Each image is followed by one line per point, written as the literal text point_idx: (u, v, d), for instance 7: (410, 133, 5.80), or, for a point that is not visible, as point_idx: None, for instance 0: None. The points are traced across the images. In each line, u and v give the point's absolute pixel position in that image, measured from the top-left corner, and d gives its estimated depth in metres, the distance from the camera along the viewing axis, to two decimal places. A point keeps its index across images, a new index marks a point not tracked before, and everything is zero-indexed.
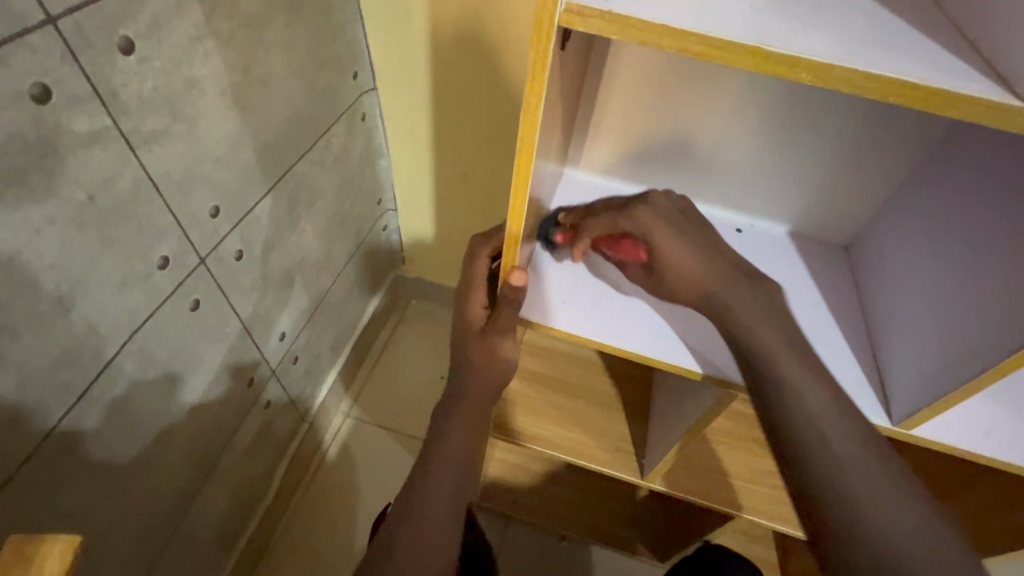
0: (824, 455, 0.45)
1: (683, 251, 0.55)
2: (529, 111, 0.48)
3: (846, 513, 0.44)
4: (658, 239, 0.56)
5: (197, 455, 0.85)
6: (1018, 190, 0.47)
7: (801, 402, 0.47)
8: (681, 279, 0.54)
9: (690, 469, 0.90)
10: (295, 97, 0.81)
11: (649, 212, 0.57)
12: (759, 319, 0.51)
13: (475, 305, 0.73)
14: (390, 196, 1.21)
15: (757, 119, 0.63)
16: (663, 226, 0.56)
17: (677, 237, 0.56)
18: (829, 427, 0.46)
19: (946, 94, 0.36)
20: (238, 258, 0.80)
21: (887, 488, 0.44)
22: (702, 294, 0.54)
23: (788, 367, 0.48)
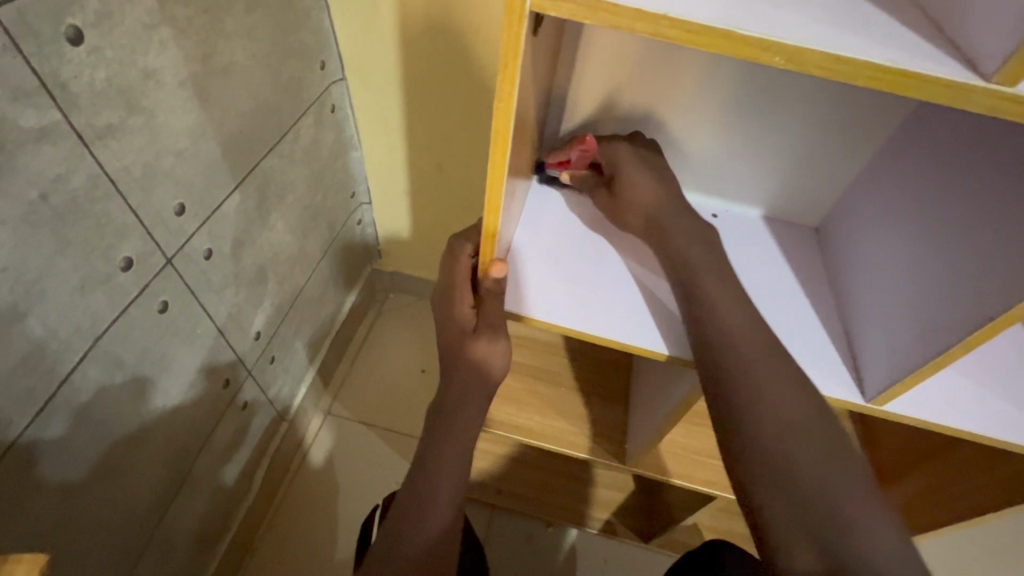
0: (756, 408, 0.49)
1: (653, 187, 0.63)
2: (502, 101, 0.39)
3: (774, 473, 0.46)
4: (624, 168, 0.64)
5: (173, 458, 0.83)
6: (980, 168, 0.49)
7: (741, 371, 0.50)
8: (634, 201, 0.63)
9: (672, 454, 0.85)
10: (259, 89, 0.81)
11: (620, 146, 0.65)
12: (701, 267, 0.57)
13: (465, 308, 0.64)
14: (362, 190, 1.24)
15: (731, 101, 0.64)
16: (634, 159, 0.65)
17: (644, 172, 0.63)
18: (767, 391, 0.49)
19: (918, 75, 0.31)
20: (207, 256, 0.78)
21: (815, 449, 0.47)
22: (657, 208, 0.62)
23: (722, 306, 0.54)
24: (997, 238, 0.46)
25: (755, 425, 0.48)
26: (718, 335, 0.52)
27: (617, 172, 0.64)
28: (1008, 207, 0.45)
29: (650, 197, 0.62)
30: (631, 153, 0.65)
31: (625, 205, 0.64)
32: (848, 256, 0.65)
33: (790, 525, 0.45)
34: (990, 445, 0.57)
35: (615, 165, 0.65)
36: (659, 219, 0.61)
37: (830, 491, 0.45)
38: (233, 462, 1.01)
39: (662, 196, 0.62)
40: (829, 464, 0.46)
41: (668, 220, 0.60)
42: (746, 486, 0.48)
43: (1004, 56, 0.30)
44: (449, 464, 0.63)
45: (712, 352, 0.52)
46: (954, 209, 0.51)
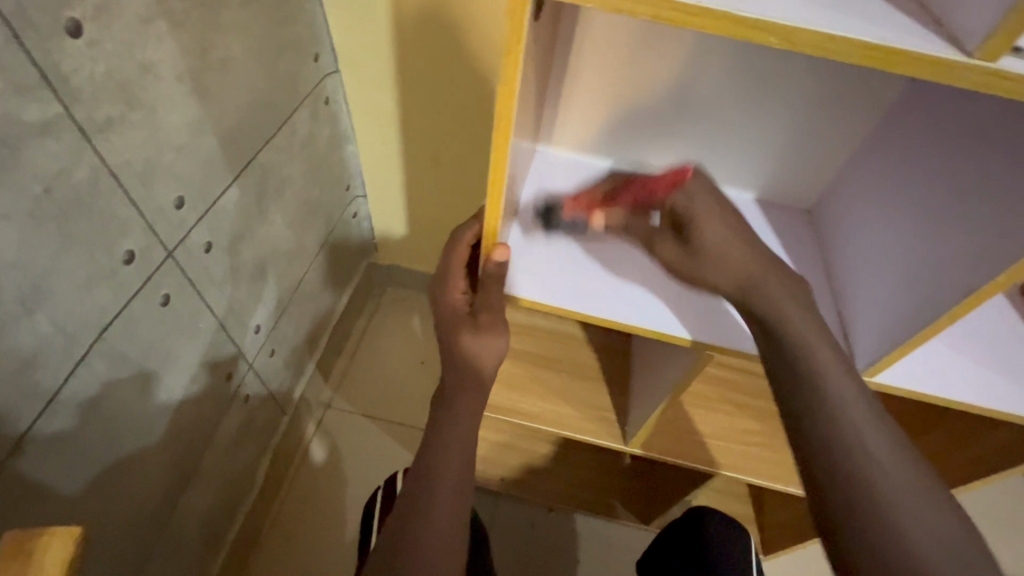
0: (846, 442, 0.49)
1: (727, 236, 0.55)
2: (506, 84, 0.40)
3: (869, 506, 0.48)
4: (699, 219, 0.55)
5: (178, 452, 0.84)
6: (964, 145, 0.51)
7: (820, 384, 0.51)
8: (724, 261, 0.55)
9: (671, 434, 0.87)
10: (256, 82, 0.81)
11: (697, 189, 0.57)
12: (784, 293, 0.54)
13: (456, 293, 0.67)
14: (357, 183, 1.24)
15: (725, 84, 0.65)
16: (711, 207, 0.56)
17: (720, 223, 0.56)
18: (843, 406, 0.50)
19: (907, 53, 0.33)
20: (207, 249, 0.78)
21: (903, 483, 0.48)
22: (752, 279, 0.54)
23: (801, 333, 0.52)
24: (987, 209, 0.47)
25: (836, 439, 0.50)
26: (792, 347, 0.52)
27: (691, 223, 0.55)
28: (998, 179, 0.47)
29: (738, 257, 0.55)
30: (709, 203, 0.56)
31: (709, 261, 0.55)
32: (840, 233, 0.67)
33: (870, 537, 0.47)
34: (977, 413, 0.60)
35: (692, 213, 0.56)
36: (754, 280, 0.54)
37: (903, 502, 0.48)
38: (236, 456, 1.02)
39: (747, 256, 0.55)
40: (901, 474, 0.49)
41: (760, 272, 0.54)
42: (834, 517, 0.49)
43: (987, 33, 0.31)
44: (454, 464, 0.64)
45: (784, 361, 0.53)
46: (944, 183, 0.53)
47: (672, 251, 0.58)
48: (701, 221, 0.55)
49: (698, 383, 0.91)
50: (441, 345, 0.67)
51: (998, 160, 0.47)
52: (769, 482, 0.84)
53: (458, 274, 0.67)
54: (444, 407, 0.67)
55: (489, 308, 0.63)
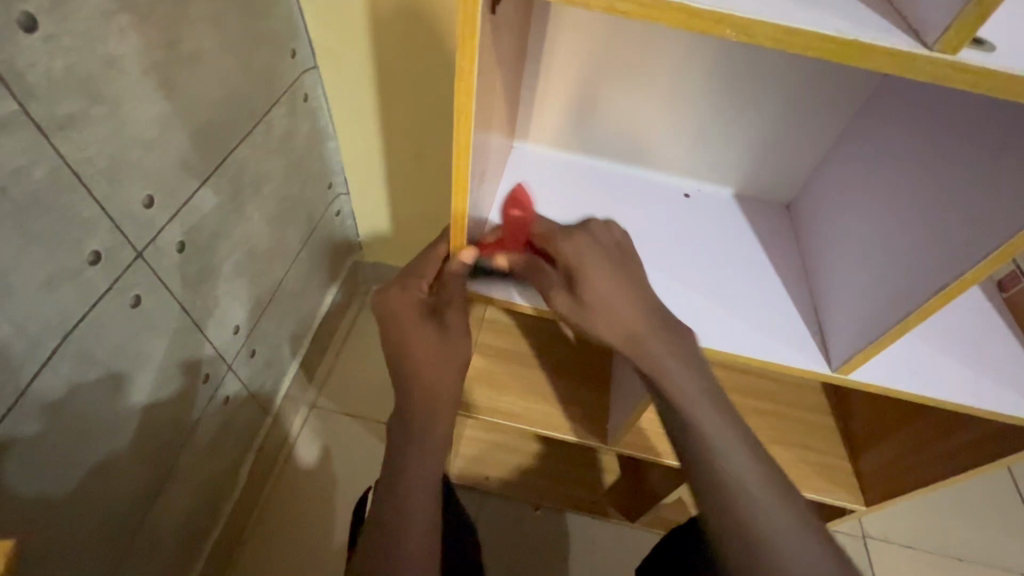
0: (708, 466, 0.50)
1: (616, 292, 0.57)
2: (463, 78, 0.39)
3: (732, 526, 0.47)
4: (587, 268, 0.57)
5: (154, 454, 0.83)
6: (936, 143, 0.51)
7: (683, 419, 0.53)
8: (612, 310, 0.56)
9: (651, 431, 0.87)
10: (229, 77, 0.79)
11: (580, 241, 0.59)
12: (609, 283, 0.57)
13: (417, 290, 0.65)
14: (340, 180, 1.22)
15: (698, 80, 0.65)
16: (598, 259, 0.58)
17: (609, 278, 0.57)
18: (719, 448, 0.51)
19: (861, 45, 0.32)
20: (179, 250, 0.77)
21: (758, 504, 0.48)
22: (631, 330, 0.56)
23: (657, 347, 0.56)
24: (962, 200, 0.47)
25: (708, 487, 0.49)
26: (666, 385, 0.55)
27: (580, 273, 0.57)
28: (970, 179, 0.47)
29: (579, 242, 0.59)
30: (596, 251, 0.59)
31: (600, 311, 0.57)
32: (818, 228, 0.67)
33: (737, 532, 0.47)
34: (949, 408, 0.60)
35: (580, 266, 0.57)
36: (581, 261, 0.57)
37: (775, 525, 0.47)
38: (216, 458, 1.01)
39: (629, 309, 0.56)
40: (803, 543, 0.46)
41: (590, 257, 0.58)
42: (715, 544, 0.48)
43: (945, 25, 0.31)
44: (419, 502, 0.62)
45: (668, 417, 0.55)
46: (918, 174, 0.52)
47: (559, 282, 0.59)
48: (586, 270, 0.57)
49: None
50: (394, 346, 0.65)
51: (972, 159, 0.47)
52: None
53: (426, 272, 0.66)
54: (401, 447, 0.64)
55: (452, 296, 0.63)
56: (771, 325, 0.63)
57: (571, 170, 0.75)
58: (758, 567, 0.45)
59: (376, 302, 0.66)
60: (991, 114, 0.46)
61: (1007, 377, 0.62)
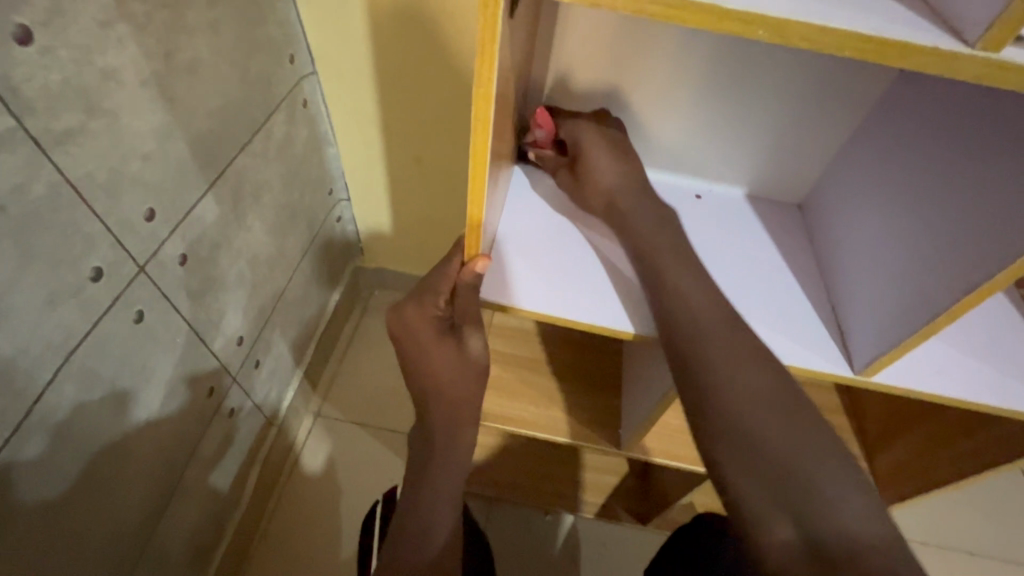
0: (726, 397, 0.53)
1: (615, 180, 0.65)
2: (481, 85, 0.38)
3: (768, 460, 0.50)
4: (587, 148, 0.65)
5: (160, 470, 0.82)
6: (957, 142, 0.50)
7: (692, 339, 0.55)
8: (594, 184, 0.65)
9: (663, 434, 0.86)
10: (228, 85, 0.78)
11: (587, 130, 0.67)
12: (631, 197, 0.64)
13: (434, 308, 0.61)
14: (340, 186, 1.21)
15: (709, 81, 0.64)
16: (602, 147, 0.66)
17: (607, 157, 0.65)
18: (723, 360, 0.54)
19: (899, 44, 0.31)
20: (182, 262, 0.76)
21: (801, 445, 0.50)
22: (650, 257, 0.60)
23: (671, 270, 0.58)
24: (982, 207, 0.46)
25: (725, 418, 0.52)
26: (680, 309, 0.57)
27: (580, 154, 0.66)
28: (992, 179, 0.46)
29: (605, 157, 0.65)
30: (602, 143, 0.66)
31: (588, 185, 0.66)
32: (833, 228, 0.66)
33: (734, 450, 0.51)
34: (970, 409, 0.59)
35: (579, 148, 0.66)
36: (583, 143, 0.65)
37: (784, 447, 0.50)
38: (222, 472, 0.99)
39: (621, 178, 0.65)
40: (817, 461, 0.49)
41: (592, 142, 0.66)
42: (719, 469, 0.51)
43: (988, 23, 0.30)
44: (442, 516, 0.63)
45: (678, 357, 0.56)
46: (940, 174, 0.51)
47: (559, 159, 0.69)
48: (585, 146, 0.66)
49: None
50: (409, 364, 0.64)
51: (996, 159, 0.45)
52: None
53: (442, 286, 0.61)
54: (423, 464, 0.64)
55: (469, 313, 0.61)
56: (789, 327, 0.62)
57: None
58: (764, 493, 0.49)
59: (390, 316, 0.64)
60: (1010, 115, 0.45)
61: None
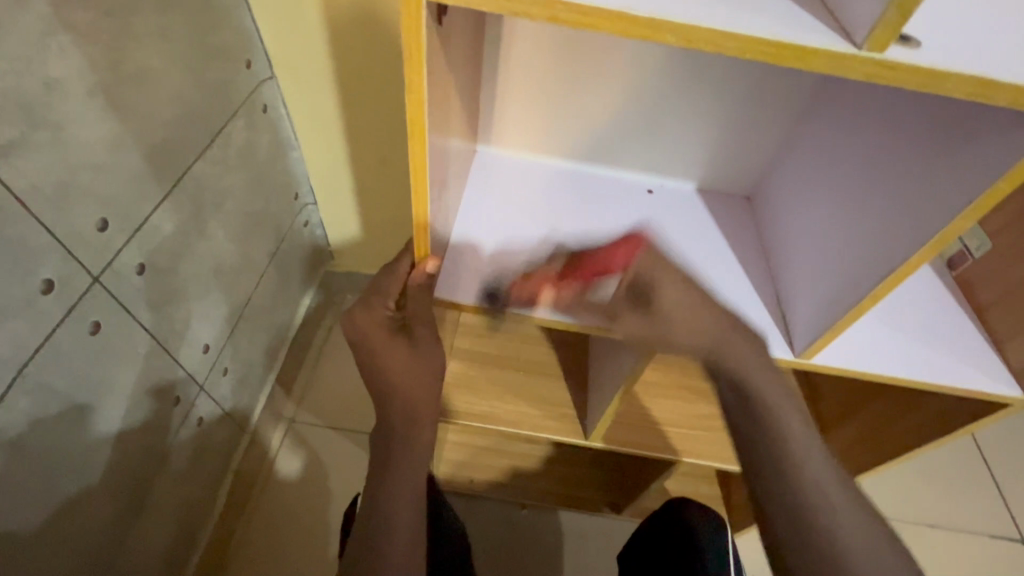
0: (792, 479, 0.58)
1: (690, 303, 0.59)
2: (412, 92, 0.40)
3: (826, 536, 0.56)
4: (664, 288, 0.59)
5: (127, 482, 0.81)
6: (886, 137, 0.53)
7: (763, 420, 0.59)
8: (675, 313, 0.59)
9: (629, 424, 0.88)
10: (183, 93, 0.77)
11: (654, 257, 0.61)
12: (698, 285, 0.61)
13: (382, 309, 0.64)
14: (306, 190, 1.20)
15: (653, 81, 0.67)
16: (670, 275, 0.60)
17: (675, 287, 0.60)
18: (790, 439, 0.59)
19: (797, 46, 0.35)
20: (140, 272, 0.75)
21: (856, 521, 0.57)
22: (706, 338, 0.59)
23: (740, 346, 0.60)
24: (915, 190, 0.49)
25: (778, 480, 0.58)
26: (755, 393, 0.59)
27: (651, 286, 0.60)
28: (918, 169, 0.49)
29: (678, 283, 0.60)
30: (658, 266, 0.61)
31: (665, 320, 0.59)
32: (777, 221, 0.69)
33: (796, 527, 0.57)
34: (902, 385, 0.62)
35: (652, 286, 0.60)
36: (657, 283, 0.60)
37: (843, 525, 0.56)
38: (193, 482, 0.99)
39: (707, 320, 0.59)
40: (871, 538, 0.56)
41: (665, 278, 0.60)
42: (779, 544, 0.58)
43: (872, 26, 0.33)
44: (403, 515, 0.62)
45: (741, 427, 0.61)
46: (872, 166, 0.54)
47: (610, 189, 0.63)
48: (660, 285, 0.59)
49: (654, 372, 0.92)
50: (364, 366, 0.65)
51: (923, 150, 0.49)
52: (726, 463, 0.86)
53: (391, 289, 0.65)
54: (382, 467, 0.63)
55: (420, 315, 0.63)
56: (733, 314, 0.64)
57: (534, 172, 0.77)
58: (825, 570, 0.55)
59: (343, 325, 0.65)
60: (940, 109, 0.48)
61: (956, 353, 0.65)
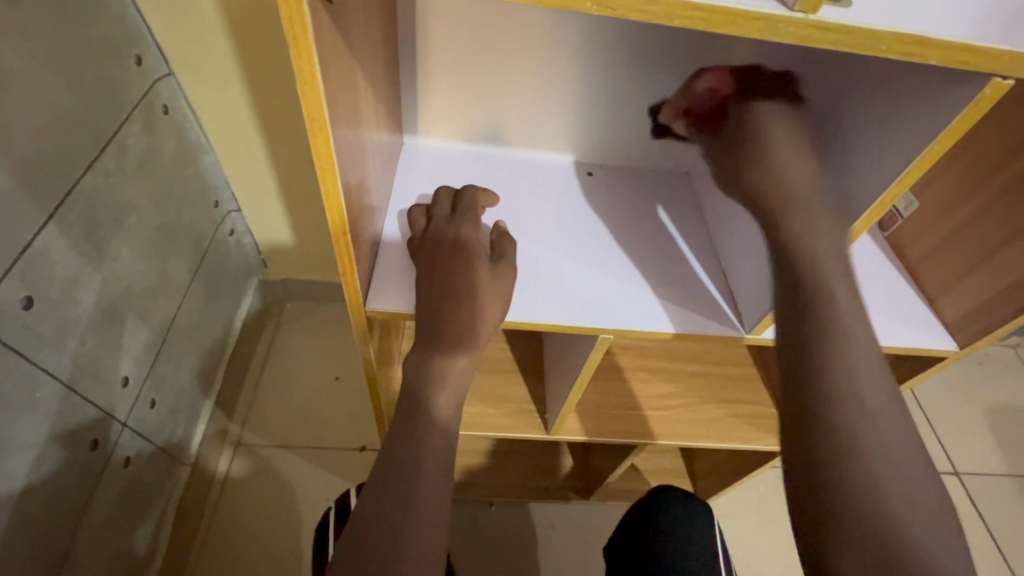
0: (841, 395, 0.46)
1: (814, 219, 0.51)
2: (305, 82, 0.37)
3: (868, 483, 0.44)
4: (792, 201, 0.52)
5: (42, 539, 0.73)
6: (823, 106, 0.57)
7: (828, 313, 0.48)
8: (789, 221, 0.52)
9: (590, 412, 0.87)
10: (59, 98, 0.68)
11: (790, 159, 0.53)
12: (802, 194, 0.53)
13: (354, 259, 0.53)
14: (227, 196, 1.10)
15: (574, 57, 0.67)
16: (807, 192, 0.53)
17: (811, 205, 0.52)
18: (854, 352, 0.47)
19: (727, 11, 0.36)
20: (27, 306, 0.66)
21: (909, 479, 0.44)
22: (804, 255, 0.51)
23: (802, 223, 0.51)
24: (848, 139, 0.55)
25: (830, 392, 0.46)
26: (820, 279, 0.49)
27: (775, 193, 0.52)
28: (858, 138, 0.54)
29: (797, 168, 0.53)
30: (800, 173, 0.53)
31: (784, 230, 0.52)
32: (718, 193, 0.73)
33: (838, 459, 0.45)
34: None
35: (778, 190, 0.52)
36: (786, 189, 0.52)
37: (893, 483, 0.44)
38: (124, 525, 0.90)
39: (829, 238, 0.51)
40: (925, 506, 0.43)
41: (796, 190, 0.52)
42: (807, 474, 0.45)
43: None
44: (434, 480, 0.53)
45: (809, 342, 0.48)
46: (813, 133, 0.58)
47: (448, 208, 0.65)
48: (790, 201, 0.52)
49: (612, 357, 0.91)
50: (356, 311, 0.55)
51: (864, 121, 0.53)
52: (686, 441, 0.86)
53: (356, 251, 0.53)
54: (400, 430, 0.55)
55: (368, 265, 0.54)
56: (682, 293, 0.67)
57: (468, 162, 0.75)
58: (861, 529, 0.42)
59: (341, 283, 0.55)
60: (872, 77, 0.52)
61: (900, 315, 0.68)
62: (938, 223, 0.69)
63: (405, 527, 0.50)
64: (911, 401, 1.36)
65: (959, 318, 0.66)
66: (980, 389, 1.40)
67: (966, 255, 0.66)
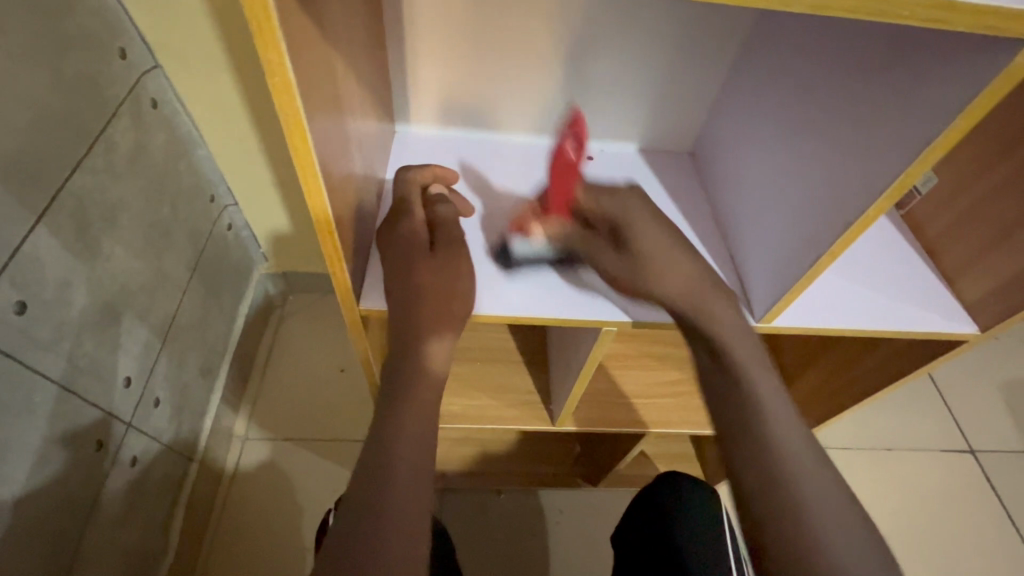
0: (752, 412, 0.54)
1: (663, 243, 0.58)
2: (274, 72, 0.35)
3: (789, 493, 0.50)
4: (635, 219, 0.59)
5: (52, 539, 0.74)
6: (834, 82, 0.53)
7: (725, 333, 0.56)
8: (664, 276, 0.57)
9: (596, 402, 0.85)
10: (41, 95, 0.66)
11: (628, 197, 0.60)
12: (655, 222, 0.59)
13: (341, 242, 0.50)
14: (222, 190, 1.08)
15: (572, 33, 0.63)
16: (641, 211, 0.60)
17: (653, 226, 0.59)
18: (749, 363, 0.56)
19: None
20: (21, 310, 0.65)
21: (827, 488, 0.51)
22: (665, 258, 0.58)
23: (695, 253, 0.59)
24: (866, 110, 0.51)
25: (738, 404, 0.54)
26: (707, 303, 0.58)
27: (625, 226, 0.58)
28: (872, 115, 0.50)
29: (676, 261, 0.58)
30: (640, 209, 0.60)
31: (652, 267, 0.58)
32: (722, 173, 0.70)
33: (757, 464, 0.52)
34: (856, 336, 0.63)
35: (626, 222, 0.59)
36: (632, 218, 0.59)
37: (812, 494, 0.50)
38: (135, 520, 0.92)
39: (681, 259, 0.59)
40: (847, 516, 0.50)
41: (638, 213, 0.59)
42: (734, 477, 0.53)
43: None
44: (412, 479, 0.51)
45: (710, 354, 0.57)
46: (823, 113, 0.55)
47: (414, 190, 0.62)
48: (636, 229, 0.58)
49: (616, 344, 0.89)
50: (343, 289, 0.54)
51: (880, 98, 0.49)
52: (693, 428, 0.85)
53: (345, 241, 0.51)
54: (386, 417, 0.53)
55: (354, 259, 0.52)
56: None
57: (463, 148, 0.73)
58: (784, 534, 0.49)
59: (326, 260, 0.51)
60: (890, 48, 0.48)
61: (914, 296, 0.66)
62: (958, 199, 0.66)
63: (383, 528, 0.48)
64: (925, 381, 1.33)
65: (980, 298, 0.64)
66: (998, 366, 1.37)
67: (987, 233, 0.63)
